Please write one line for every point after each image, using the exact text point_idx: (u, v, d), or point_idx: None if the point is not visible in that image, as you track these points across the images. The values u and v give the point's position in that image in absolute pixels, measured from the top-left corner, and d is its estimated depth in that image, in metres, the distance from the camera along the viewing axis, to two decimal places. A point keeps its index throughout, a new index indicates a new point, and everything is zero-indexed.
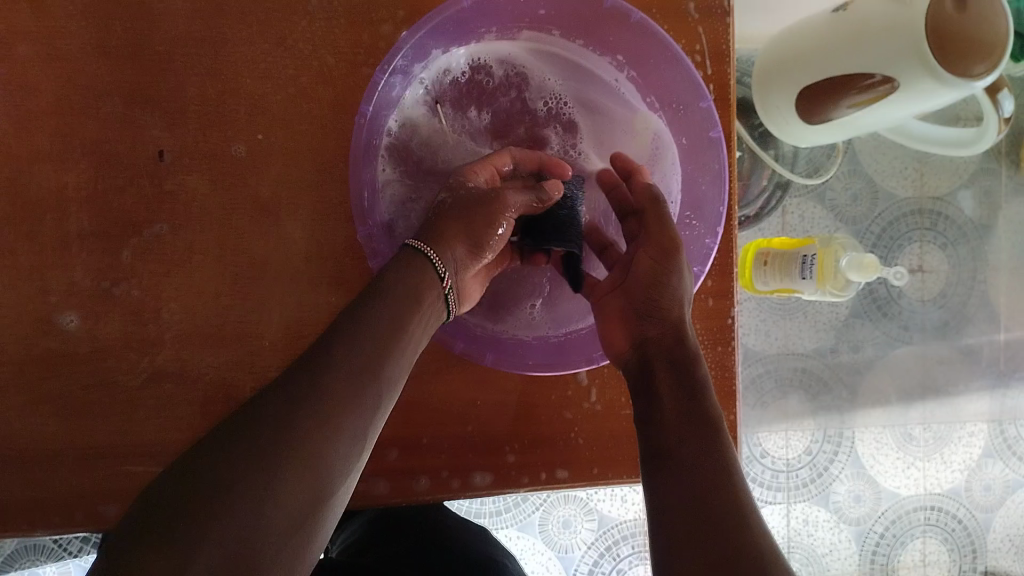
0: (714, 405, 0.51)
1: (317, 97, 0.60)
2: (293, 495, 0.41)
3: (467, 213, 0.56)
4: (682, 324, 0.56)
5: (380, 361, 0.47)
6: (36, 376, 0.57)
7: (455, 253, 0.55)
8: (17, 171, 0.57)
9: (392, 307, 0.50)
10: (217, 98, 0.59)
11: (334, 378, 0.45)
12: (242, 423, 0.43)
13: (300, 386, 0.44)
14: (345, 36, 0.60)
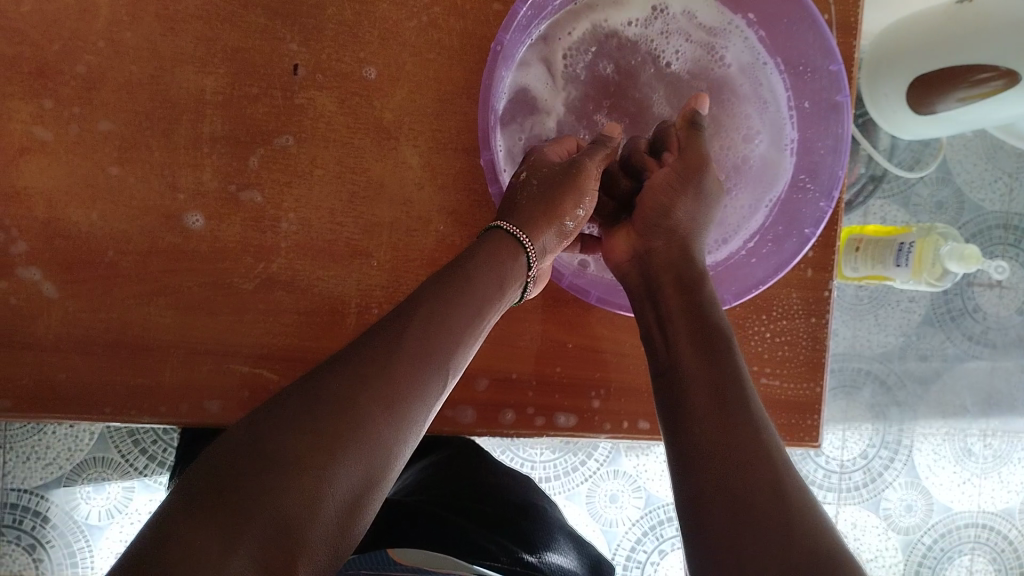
0: (749, 400, 0.47)
1: (448, 28, 0.61)
2: (351, 473, 0.40)
3: (556, 196, 0.57)
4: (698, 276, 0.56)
5: (435, 344, 0.46)
6: (158, 269, 0.59)
7: (544, 239, 0.56)
8: (159, 71, 0.59)
9: (465, 295, 0.49)
10: (354, 20, 0.60)
11: (401, 357, 0.44)
12: (307, 390, 0.42)
13: (370, 362, 0.43)
14: None
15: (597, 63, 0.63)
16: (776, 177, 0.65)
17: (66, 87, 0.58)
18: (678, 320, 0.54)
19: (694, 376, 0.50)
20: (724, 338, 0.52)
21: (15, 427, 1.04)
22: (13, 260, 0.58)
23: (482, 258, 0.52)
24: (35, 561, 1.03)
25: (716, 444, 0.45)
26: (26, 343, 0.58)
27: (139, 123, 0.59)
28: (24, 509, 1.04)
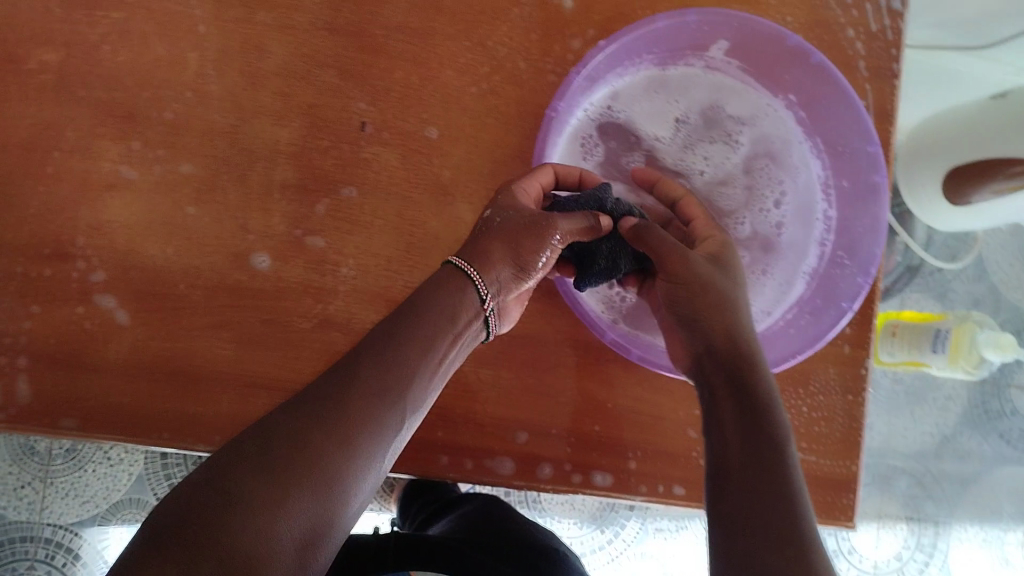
0: (789, 483, 0.48)
1: (506, 96, 0.66)
2: (307, 506, 0.43)
3: (511, 236, 0.55)
4: (744, 349, 0.56)
5: (390, 379, 0.48)
6: (224, 304, 0.62)
7: (498, 276, 0.55)
8: (237, 121, 0.63)
9: (421, 331, 0.51)
10: (419, 85, 0.65)
11: (356, 394, 0.46)
12: (266, 428, 0.45)
13: (328, 402, 0.46)
14: (539, 45, 0.66)
15: (644, 148, 0.67)
16: (803, 247, 0.67)
17: (153, 132, 0.63)
18: (721, 393, 0.54)
19: (729, 427, 0.52)
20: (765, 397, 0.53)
21: (58, 464, 1.11)
22: (91, 288, 0.61)
23: (451, 293, 0.53)
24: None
25: (756, 525, 0.46)
26: (93, 365, 0.61)
27: (217, 168, 0.63)
28: (57, 545, 1.09)
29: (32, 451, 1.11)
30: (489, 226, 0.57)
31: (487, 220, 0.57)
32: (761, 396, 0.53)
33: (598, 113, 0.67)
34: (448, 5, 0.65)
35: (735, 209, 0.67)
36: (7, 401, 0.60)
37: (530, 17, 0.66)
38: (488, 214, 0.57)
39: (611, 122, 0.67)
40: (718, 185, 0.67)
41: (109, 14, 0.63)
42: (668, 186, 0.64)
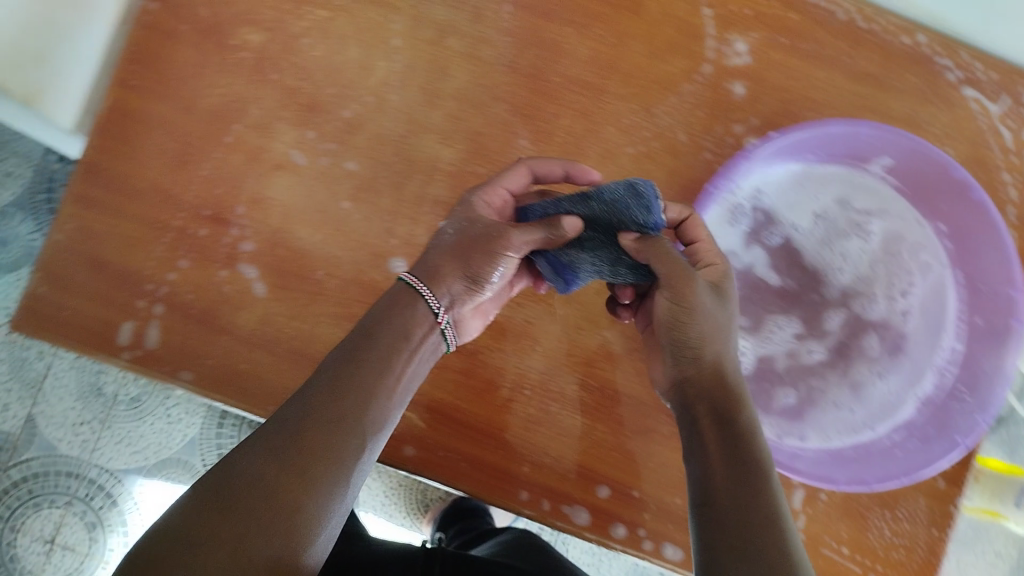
0: (770, 502, 0.48)
1: (661, 163, 0.68)
2: (275, 544, 0.43)
3: (461, 244, 0.56)
4: (734, 382, 0.55)
5: (346, 404, 0.49)
6: (354, 299, 0.65)
7: (450, 288, 0.56)
8: (407, 132, 0.66)
9: (369, 351, 0.52)
10: (582, 136, 0.68)
11: (313, 422, 0.47)
12: (225, 470, 0.45)
13: (283, 436, 0.46)
14: (703, 121, 0.68)
15: (786, 238, 0.68)
16: (922, 369, 0.67)
17: (329, 125, 0.65)
18: (709, 432, 0.53)
19: (713, 459, 0.51)
20: (749, 425, 0.53)
21: (120, 410, 1.13)
22: (239, 256, 0.64)
23: (408, 312, 0.54)
24: (91, 539, 1.09)
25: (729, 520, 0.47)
26: (223, 328, 0.63)
27: (378, 171, 0.66)
28: (98, 488, 1.11)
29: (97, 392, 1.13)
30: (443, 239, 0.57)
31: (452, 225, 0.58)
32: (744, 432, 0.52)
33: (748, 195, 0.67)
34: (625, 67, 0.68)
35: (868, 315, 0.67)
36: (135, 343, 0.62)
37: (700, 95, 0.68)
38: (451, 221, 0.58)
39: (760, 208, 0.68)
40: (855, 289, 0.67)
41: (315, 11, 0.65)
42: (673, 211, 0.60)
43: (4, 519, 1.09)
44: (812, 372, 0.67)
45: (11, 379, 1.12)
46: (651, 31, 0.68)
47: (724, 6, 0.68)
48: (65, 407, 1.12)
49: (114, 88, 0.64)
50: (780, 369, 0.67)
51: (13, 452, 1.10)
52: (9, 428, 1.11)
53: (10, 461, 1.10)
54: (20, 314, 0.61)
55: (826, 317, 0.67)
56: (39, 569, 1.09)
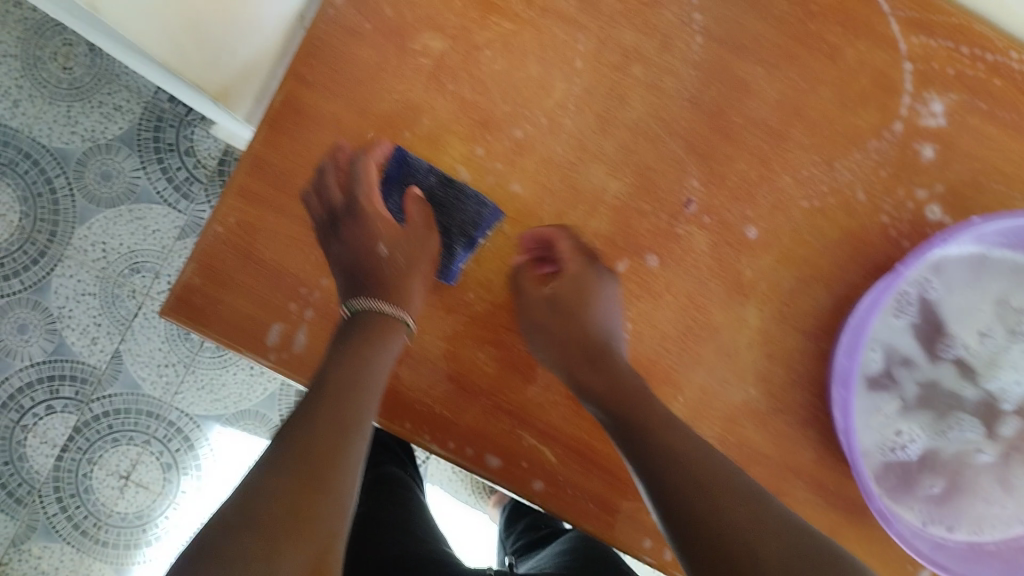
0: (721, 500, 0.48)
1: (830, 219, 0.66)
2: (305, 559, 0.40)
3: (376, 257, 0.59)
4: (605, 383, 0.58)
5: (342, 418, 0.48)
6: (501, 325, 0.63)
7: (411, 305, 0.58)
8: (577, 159, 0.63)
9: (346, 382, 0.50)
10: (755, 182, 0.65)
11: (317, 433, 0.46)
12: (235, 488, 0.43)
13: (287, 451, 0.45)
14: (884, 182, 0.66)
15: (971, 326, 0.64)
16: None
17: (499, 145, 0.63)
18: (651, 438, 0.53)
19: (665, 470, 0.50)
20: (656, 430, 0.53)
21: (204, 356, 1.13)
22: None
23: (363, 335, 0.54)
24: (165, 479, 1.11)
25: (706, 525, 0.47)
26: None
27: (541, 197, 0.63)
28: (177, 429, 1.12)
29: (184, 338, 1.12)
30: (336, 250, 0.58)
31: (321, 220, 0.59)
32: (665, 440, 0.53)
33: (917, 282, 0.63)
34: (810, 115, 0.65)
35: None
36: (282, 345, 0.61)
37: (886, 152, 0.66)
38: (328, 217, 0.59)
39: (932, 298, 0.64)
40: None
41: (502, 21, 0.62)
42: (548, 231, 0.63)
43: (81, 451, 1.09)
44: (971, 466, 0.64)
45: (99, 315, 1.10)
46: (846, 80, 0.65)
47: (926, 62, 0.66)
48: (150, 348, 1.11)
49: (285, 80, 0.61)
50: (936, 462, 0.64)
51: (95, 387, 1.09)
52: (94, 361, 1.10)
53: (92, 394, 1.09)
54: (170, 303, 0.60)
55: (1000, 413, 0.63)
56: (112, 505, 1.09)
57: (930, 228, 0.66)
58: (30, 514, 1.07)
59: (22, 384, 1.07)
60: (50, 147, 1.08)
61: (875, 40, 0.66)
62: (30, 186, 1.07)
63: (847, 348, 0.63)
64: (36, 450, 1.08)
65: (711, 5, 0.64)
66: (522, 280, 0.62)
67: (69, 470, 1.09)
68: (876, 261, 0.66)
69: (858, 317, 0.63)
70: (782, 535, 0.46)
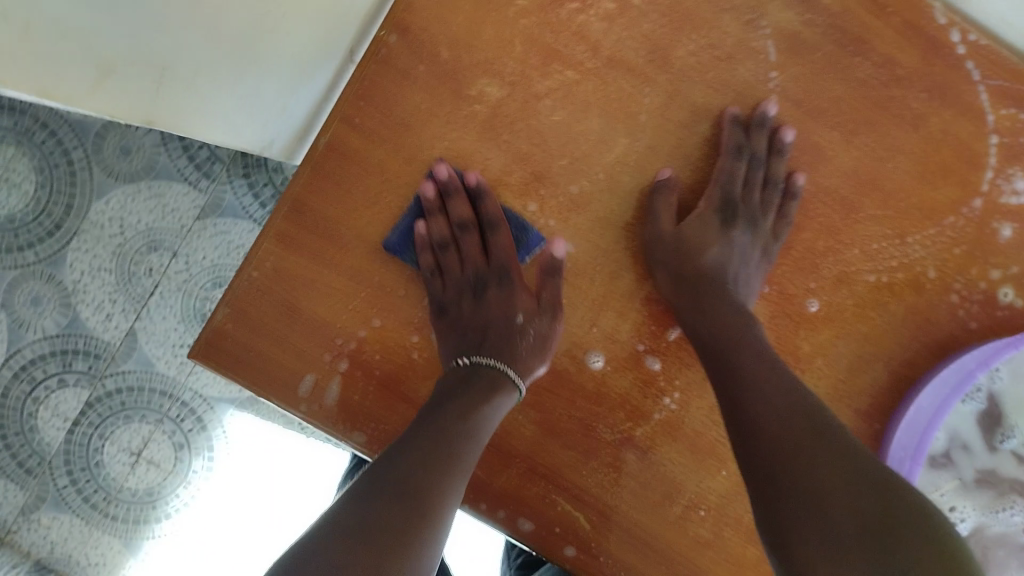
0: (796, 403, 0.49)
1: (897, 296, 0.62)
2: None
3: (512, 325, 0.58)
4: (720, 318, 0.55)
5: (436, 478, 0.48)
6: (543, 386, 0.61)
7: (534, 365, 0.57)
8: (634, 218, 0.60)
9: (441, 461, 0.49)
10: (821, 253, 0.63)
11: (409, 500, 0.46)
12: (327, 527, 0.44)
13: (380, 508, 0.45)
14: (957, 261, 0.62)
15: None
16: None
17: (555, 201, 0.60)
18: (735, 351, 0.53)
19: (751, 383, 0.51)
20: (751, 347, 0.53)
21: None
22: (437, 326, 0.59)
23: (465, 403, 0.53)
24: (177, 458, 0.89)
25: (772, 430, 0.48)
26: (405, 396, 0.59)
27: (594, 256, 0.61)
28: (189, 408, 0.89)
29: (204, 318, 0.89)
30: (467, 316, 0.59)
31: (460, 284, 0.60)
32: (760, 349, 0.53)
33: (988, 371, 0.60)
34: (883, 187, 0.62)
35: None
36: (314, 396, 0.58)
37: (962, 230, 0.62)
38: (467, 281, 0.60)
39: (998, 392, 0.60)
40: None
41: (564, 69, 0.59)
42: (739, 114, 0.60)
43: (93, 426, 0.89)
44: None
45: (115, 290, 0.89)
46: (924, 152, 0.62)
47: (1013, 136, 0.62)
48: (165, 326, 0.89)
49: (333, 120, 0.58)
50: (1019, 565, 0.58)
51: (108, 362, 0.89)
52: (106, 336, 0.89)
53: (107, 369, 0.89)
54: (202, 346, 0.57)
55: None
56: (122, 480, 0.89)
57: (1002, 310, 0.62)
58: (40, 485, 0.88)
59: (33, 357, 0.89)
60: (69, 116, 0.87)
61: (960, 110, 0.62)
62: (46, 157, 0.87)
63: (913, 447, 0.60)
64: (46, 423, 0.89)
65: (789, 63, 0.61)
66: (655, 210, 0.59)
67: (80, 444, 0.89)
68: (941, 343, 0.63)
69: (927, 415, 0.61)
70: (861, 490, 0.42)
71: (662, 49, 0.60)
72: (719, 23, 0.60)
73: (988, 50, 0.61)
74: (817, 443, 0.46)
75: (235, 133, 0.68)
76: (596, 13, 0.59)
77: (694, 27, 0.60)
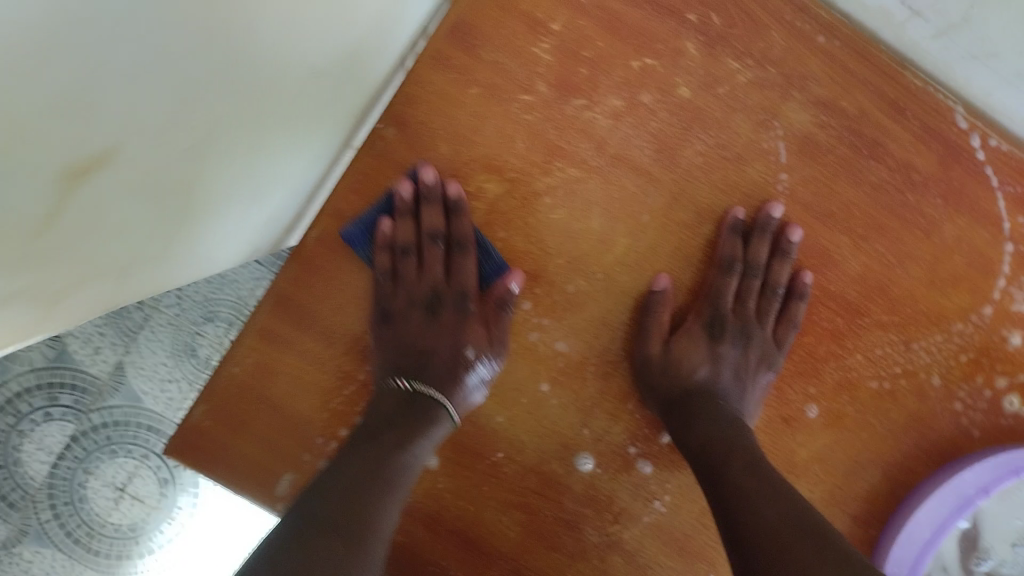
0: (764, 468, 0.51)
1: (900, 403, 0.61)
2: None
3: (461, 356, 0.57)
4: (708, 438, 0.55)
5: (380, 482, 0.50)
6: (531, 488, 0.60)
7: (465, 395, 0.57)
8: (630, 319, 0.59)
9: (376, 489, 0.50)
10: (822, 358, 0.62)
11: (356, 497, 0.49)
12: (291, 530, 0.46)
13: (329, 508, 0.47)
14: (962, 369, 0.61)
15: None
16: None
17: (549, 299, 0.59)
18: (710, 432, 0.55)
19: (720, 437, 0.54)
20: (730, 431, 0.55)
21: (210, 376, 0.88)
22: None
23: (403, 431, 0.54)
24: (161, 495, 0.88)
25: (741, 487, 0.50)
26: None
27: (588, 357, 0.60)
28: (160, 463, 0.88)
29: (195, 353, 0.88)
30: (415, 336, 0.58)
31: (412, 297, 0.58)
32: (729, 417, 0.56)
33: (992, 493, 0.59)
34: (894, 291, 0.60)
35: None
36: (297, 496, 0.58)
37: (970, 337, 0.60)
38: (420, 297, 0.58)
39: (982, 511, 0.59)
40: None
41: (564, 168, 0.57)
42: (735, 224, 0.58)
43: (77, 460, 0.87)
44: None
45: (106, 325, 0.87)
46: (937, 260, 0.59)
47: None
48: (156, 361, 0.87)
49: (323, 215, 0.57)
50: None
51: (95, 397, 0.87)
52: (94, 369, 0.87)
53: (93, 403, 0.87)
54: (176, 446, 0.57)
55: None
56: (105, 515, 0.87)
57: (1006, 419, 0.61)
58: (22, 519, 0.86)
59: (20, 389, 0.85)
60: None
61: (977, 217, 0.59)
62: None
63: (908, 562, 0.59)
64: (31, 457, 0.86)
65: (800, 166, 0.58)
66: (649, 324, 0.58)
67: (63, 478, 0.87)
68: (940, 451, 0.61)
69: (925, 532, 0.60)
70: (806, 531, 0.46)
71: (669, 148, 0.57)
72: (730, 123, 0.57)
73: (1010, 158, 0.57)
74: (775, 493, 0.49)
75: (242, 230, 0.61)
76: (603, 109, 0.57)
77: (704, 126, 0.57)
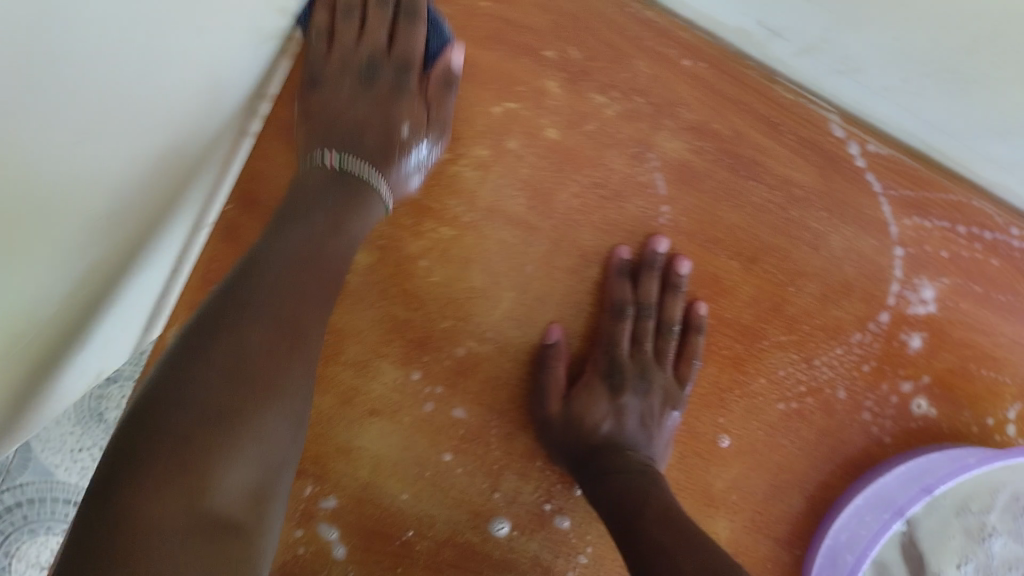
0: (684, 520, 0.47)
1: (809, 421, 0.60)
2: (248, 469, 0.39)
3: (394, 135, 0.51)
4: (618, 497, 0.51)
5: (303, 279, 0.45)
6: (446, 562, 0.57)
7: (394, 175, 0.51)
8: (525, 375, 0.57)
9: (303, 281, 0.45)
10: (729, 387, 0.59)
11: (269, 306, 0.42)
12: (196, 338, 0.40)
13: (242, 318, 0.41)
14: (868, 378, 0.59)
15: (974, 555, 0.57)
16: None
17: (439, 365, 0.56)
18: (625, 486, 0.51)
19: (637, 488, 0.51)
20: (641, 483, 0.51)
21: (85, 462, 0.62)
22: (319, 513, 0.56)
23: (337, 211, 0.48)
24: None
25: (659, 535, 0.46)
26: None
27: (488, 419, 0.57)
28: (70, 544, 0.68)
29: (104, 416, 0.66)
30: (342, 105, 0.50)
31: (347, 61, 0.50)
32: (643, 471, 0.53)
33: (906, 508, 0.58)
34: (789, 310, 0.58)
35: None
36: None
37: (872, 346, 0.59)
38: (357, 58, 0.51)
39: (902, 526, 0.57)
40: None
41: (435, 227, 0.55)
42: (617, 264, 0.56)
43: None
44: None
45: None
46: (829, 272, 0.58)
47: (919, 246, 0.58)
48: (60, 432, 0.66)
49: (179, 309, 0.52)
50: None
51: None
52: None
53: None
54: None
55: None
56: None
57: (916, 421, 0.60)
58: None
59: None
60: None
61: (862, 225, 0.57)
62: None
63: None
64: None
65: (681, 193, 0.56)
66: (545, 383, 0.56)
67: None
68: (856, 462, 0.60)
69: (849, 556, 0.58)
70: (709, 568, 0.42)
71: (542, 194, 0.55)
72: (603, 160, 0.55)
73: (892, 161, 0.56)
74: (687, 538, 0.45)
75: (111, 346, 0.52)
76: (466, 161, 0.54)
77: (577, 167, 0.55)
